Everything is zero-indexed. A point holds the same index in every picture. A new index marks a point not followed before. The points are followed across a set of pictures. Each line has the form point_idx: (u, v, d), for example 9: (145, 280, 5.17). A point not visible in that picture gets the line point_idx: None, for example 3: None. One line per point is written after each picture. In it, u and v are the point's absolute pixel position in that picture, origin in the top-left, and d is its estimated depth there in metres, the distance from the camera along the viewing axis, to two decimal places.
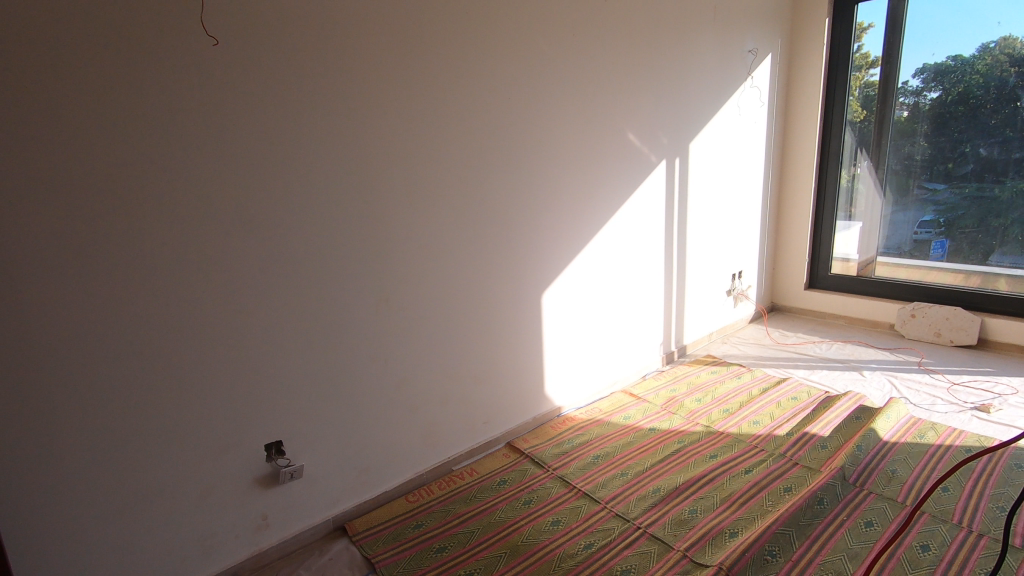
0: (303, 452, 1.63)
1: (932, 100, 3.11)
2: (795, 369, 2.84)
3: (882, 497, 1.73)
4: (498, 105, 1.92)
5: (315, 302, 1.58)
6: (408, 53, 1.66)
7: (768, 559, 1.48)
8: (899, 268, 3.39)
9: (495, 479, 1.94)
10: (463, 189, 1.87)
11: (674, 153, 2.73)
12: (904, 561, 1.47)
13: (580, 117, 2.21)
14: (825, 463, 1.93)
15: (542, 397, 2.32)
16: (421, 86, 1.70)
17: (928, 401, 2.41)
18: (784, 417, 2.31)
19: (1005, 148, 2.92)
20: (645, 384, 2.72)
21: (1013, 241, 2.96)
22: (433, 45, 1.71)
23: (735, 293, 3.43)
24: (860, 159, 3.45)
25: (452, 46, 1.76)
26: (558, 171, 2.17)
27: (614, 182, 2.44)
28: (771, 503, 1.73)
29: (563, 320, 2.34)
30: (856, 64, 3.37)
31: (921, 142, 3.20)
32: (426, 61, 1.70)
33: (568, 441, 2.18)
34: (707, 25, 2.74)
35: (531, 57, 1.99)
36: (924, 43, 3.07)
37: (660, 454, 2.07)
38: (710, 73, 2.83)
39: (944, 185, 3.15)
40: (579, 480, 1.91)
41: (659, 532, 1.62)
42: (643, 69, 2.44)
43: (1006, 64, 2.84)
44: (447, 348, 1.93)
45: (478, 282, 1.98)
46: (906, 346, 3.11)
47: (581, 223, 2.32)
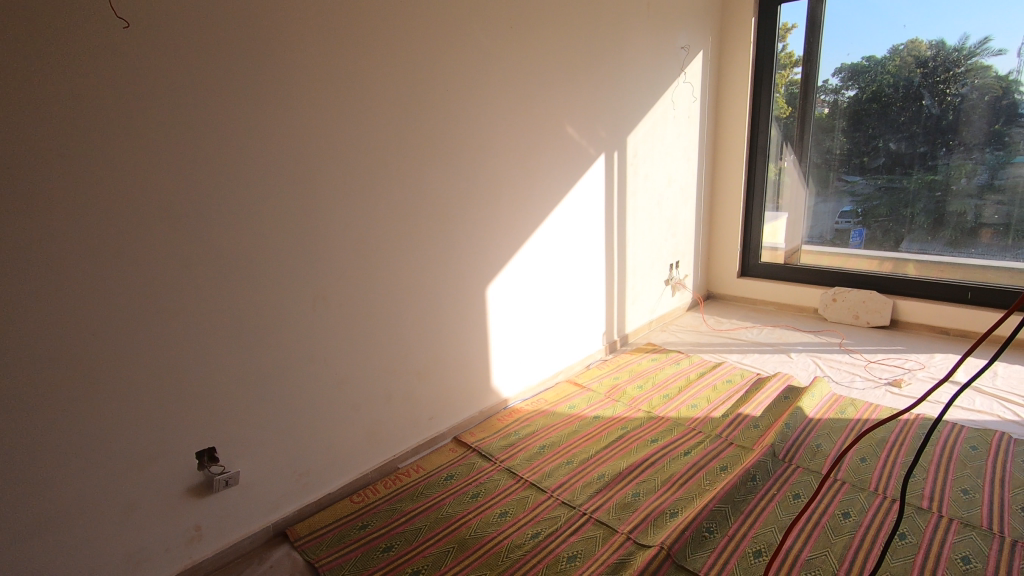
0: (239, 457, 1.56)
1: (849, 98, 3.32)
2: (729, 354, 2.98)
3: (808, 470, 1.84)
4: (436, 97, 1.90)
5: (248, 300, 1.51)
6: (340, 41, 1.61)
7: (706, 536, 1.55)
8: (822, 255, 3.61)
9: (442, 474, 1.93)
10: (402, 183, 1.84)
11: (612, 146, 2.78)
12: (827, 529, 1.57)
13: (519, 111, 2.23)
14: (757, 441, 2.04)
15: (488, 390, 2.32)
16: (355, 76, 1.66)
17: (848, 379, 2.59)
18: (719, 400, 2.42)
19: (912, 143, 3.16)
20: (588, 373, 2.77)
21: (920, 229, 3.22)
22: (367, 35, 1.67)
23: (672, 282, 3.55)
24: (785, 153, 3.64)
25: (387, 34, 1.72)
26: (498, 164, 2.18)
27: (555, 176, 2.47)
28: (709, 482, 1.80)
29: (506, 314, 2.34)
30: (781, 62, 3.54)
31: (839, 137, 3.41)
32: (360, 50, 1.66)
33: (514, 433, 2.19)
34: (641, 21, 2.81)
35: (468, 49, 1.98)
36: (841, 44, 3.28)
37: (603, 440, 2.12)
38: (645, 68, 2.91)
39: (860, 177, 3.38)
40: (526, 471, 1.93)
41: (603, 517, 1.66)
42: (580, 63, 2.48)
43: (913, 65, 3.07)
44: (390, 345, 1.90)
45: (420, 276, 1.96)
46: (828, 329, 3.32)
47: (522, 216, 2.33)
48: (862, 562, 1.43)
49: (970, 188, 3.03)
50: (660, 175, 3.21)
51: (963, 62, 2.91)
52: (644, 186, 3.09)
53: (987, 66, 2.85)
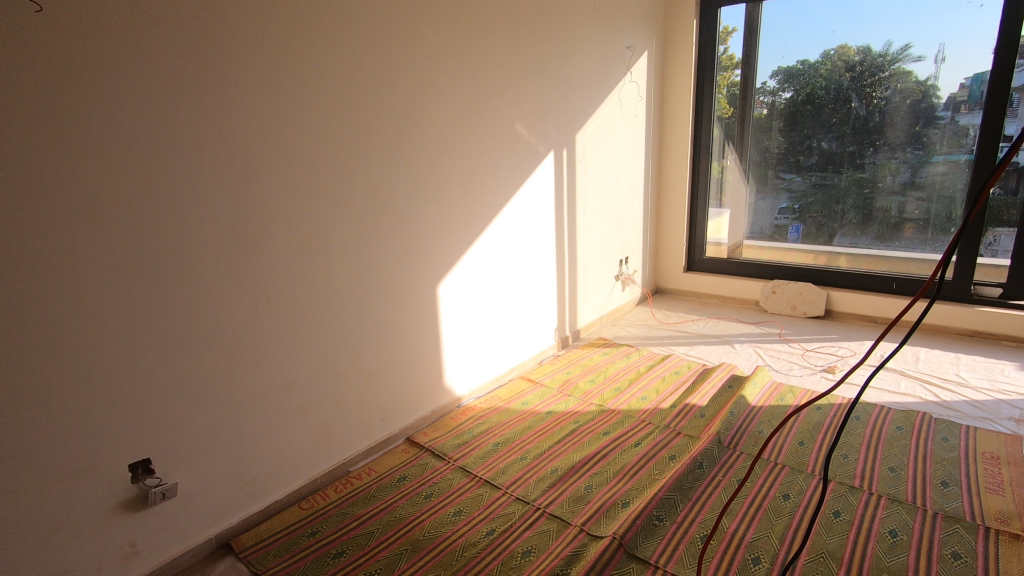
0: (177, 468, 1.48)
1: (785, 99, 3.48)
2: (677, 346, 3.06)
3: (750, 456, 1.92)
4: (382, 92, 1.86)
5: (185, 303, 1.43)
6: (281, 32, 1.55)
7: (656, 524, 1.59)
8: (762, 250, 3.77)
9: (394, 476, 1.90)
10: (349, 180, 1.80)
11: (561, 144, 2.81)
12: (769, 511, 1.64)
13: (468, 108, 2.21)
14: (703, 430, 2.11)
15: (441, 389, 2.30)
16: (297, 69, 1.60)
17: (787, 367, 2.71)
18: (668, 391, 2.48)
19: (842, 143, 3.34)
20: (541, 369, 2.79)
21: (850, 224, 3.41)
22: (310, 27, 1.62)
23: (622, 277, 3.62)
24: (727, 151, 3.77)
25: (330, 27, 1.67)
26: (447, 161, 2.16)
27: (504, 173, 2.46)
28: (658, 472, 1.85)
29: (458, 312, 2.33)
30: (722, 64, 3.66)
31: (777, 136, 3.56)
32: (302, 42, 1.60)
33: (468, 431, 2.18)
34: (588, 22, 2.85)
35: (414, 45, 1.94)
36: (778, 48, 3.43)
37: (556, 435, 2.14)
38: (592, 68, 2.95)
39: (796, 175, 3.55)
40: (479, 469, 1.92)
41: (557, 510, 1.68)
42: (528, 61, 2.49)
43: (843, 69, 3.24)
44: (339, 346, 1.85)
45: (368, 275, 1.92)
46: (768, 320, 3.47)
47: (473, 213, 2.32)
48: (801, 540, 1.51)
49: (894, 185, 3.23)
50: (608, 173, 3.27)
51: (887, 67, 3.10)
52: (593, 184, 3.14)
53: (908, 71, 3.05)
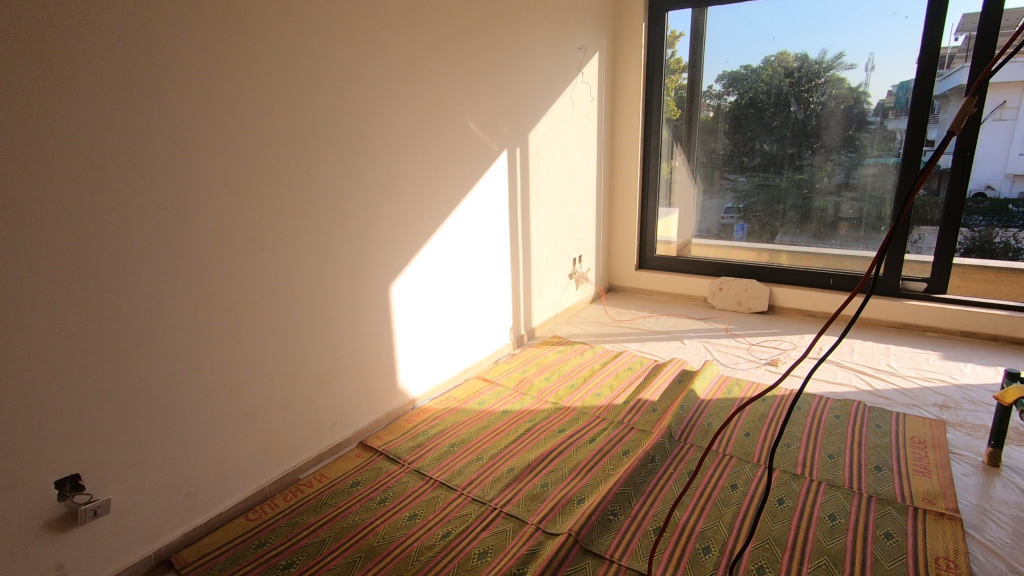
0: (109, 483, 1.39)
1: (730, 102, 3.60)
2: (629, 343, 3.12)
3: (701, 448, 1.97)
4: (330, 88, 1.81)
5: (119, 308, 1.35)
6: (221, 23, 1.47)
7: (611, 519, 1.62)
8: (709, 248, 3.89)
9: (347, 481, 1.85)
10: (296, 178, 1.74)
11: (514, 143, 2.81)
12: (718, 501, 1.69)
13: (419, 105, 2.18)
14: (655, 425, 2.15)
15: (395, 392, 2.26)
16: (239, 63, 1.53)
17: (734, 361, 2.81)
18: (621, 387, 2.53)
19: (783, 145, 3.49)
20: (496, 368, 2.78)
21: (791, 223, 3.57)
22: (252, 19, 1.55)
23: (575, 275, 3.66)
24: (676, 152, 3.88)
25: (273, 19, 1.61)
26: (398, 159, 2.12)
27: (457, 171, 2.45)
28: (612, 467, 1.88)
29: (412, 312, 2.29)
30: (670, 68, 3.75)
31: (722, 138, 3.69)
32: (243, 34, 1.53)
33: (423, 433, 2.15)
34: (539, 22, 2.87)
35: (363, 41, 1.90)
36: (722, 53, 3.54)
37: (512, 434, 2.14)
38: (544, 67, 2.97)
39: (740, 176, 3.68)
40: (435, 471, 1.90)
41: (514, 510, 1.68)
42: (480, 60, 2.48)
43: (783, 75, 3.39)
44: (287, 349, 1.79)
45: (317, 276, 1.86)
46: (716, 315, 3.58)
47: (426, 212, 2.29)
48: (748, 528, 1.56)
49: (831, 186, 3.40)
50: (561, 172, 3.30)
51: (823, 74, 3.26)
52: (546, 183, 3.16)
53: (842, 78, 3.21)
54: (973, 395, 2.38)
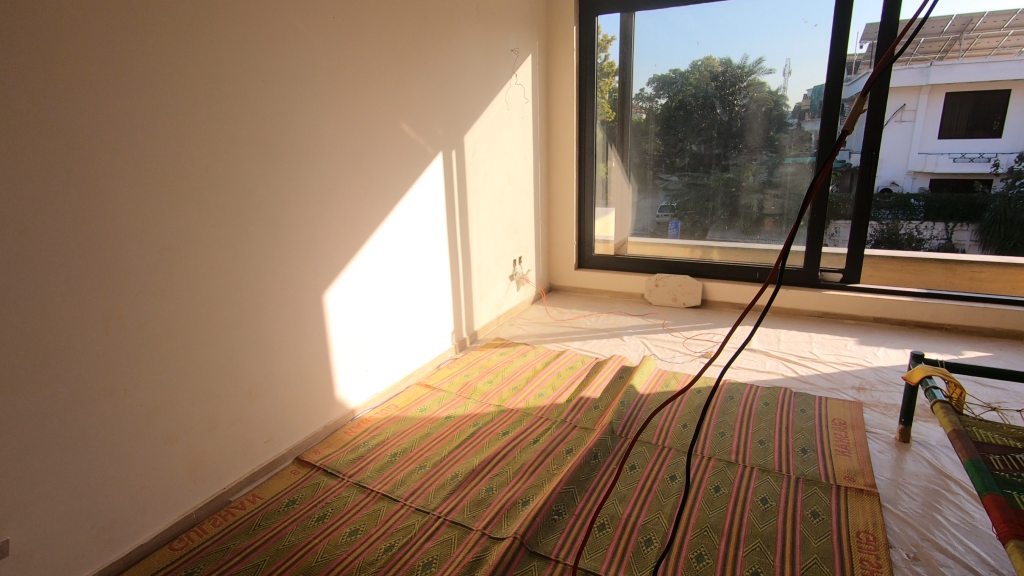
0: (10, 522, 1.26)
1: (661, 105, 3.71)
2: (571, 341, 3.16)
3: (641, 442, 2.02)
4: (252, 90, 1.72)
5: (14, 330, 1.22)
6: (130, 19, 1.37)
7: (556, 518, 1.62)
8: (645, 246, 4.01)
9: (282, 500, 1.76)
10: (218, 184, 1.64)
11: (449, 145, 2.79)
12: (658, 492, 1.73)
13: (349, 108, 2.12)
14: (597, 421, 2.18)
15: (333, 403, 2.18)
16: (152, 62, 1.43)
17: (671, 355, 2.90)
18: (563, 386, 2.55)
19: (710, 146, 3.64)
20: (438, 373, 2.75)
21: (720, 220, 3.73)
22: (165, 17, 1.45)
23: (516, 277, 3.67)
24: (611, 154, 3.96)
25: (189, 17, 1.51)
26: (328, 162, 2.05)
27: (391, 174, 2.39)
28: (556, 466, 1.89)
29: (348, 320, 2.22)
30: (603, 71, 3.83)
31: (654, 140, 3.80)
32: (156, 32, 1.43)
33: (363, 444, 2.09)
34: (471, 24, 2.86)
35: (284, 40, 1.82)
36: (652, 56, 3.65)
37: (456, 440, 2.11)
38: (478, 69, 2.96)
39: (671, 176, 3.81)
40: (376, 483, 1.85)
41: (458, 517, 1.65)
42: (411, 62, 2.44)
43: (709, 79, 3.53)
44: (213, 365, 1.69)
45: (243, 285, 1.77)
46: (653, 311, 3.68)
47: (359, 216, 2.23)
48: (687, 518, 1.61)
49: (755, 184, 3.57)
50: (498, 174, 3.30)
51: (745, 77, 3.42)
52: (483, 185, 3.15)
53: (762, 82, 3.38)
54: (886, 376, 2.56)
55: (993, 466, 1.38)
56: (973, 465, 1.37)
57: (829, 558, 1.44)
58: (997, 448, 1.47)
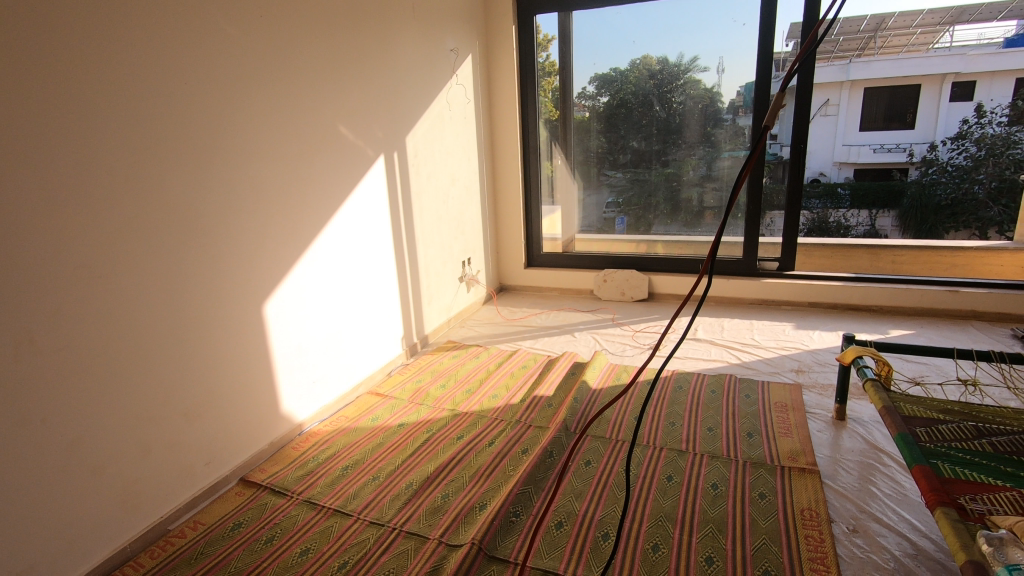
0: None
1: (603, 103, 3.77)
2: (523, 340, 3.17)
3: (595, 437, 2.04)
4: (176, 94, 1.63)
5: None
6: (37, 20, 1.26)
7: (514, 520, 1.61)
8: (592, 242, 4.07)
9: (226, 525, 1.67)
10: (141, 195, 1.54)
11: (390, 147, 2.73)
12: (613, 486, 1.75)
13: (281, 111, 2.04)
14: (552, 420, 2.19)
15: (277, 418, 2.09)
16: (63, 67, 1.32)
17: (621, 348, 2.95)
18: (517, 386, 2.55)
19: (651, 142, 3.73)
20: (389, 381, 2.69)
21: (663, 215, 3.82)
22: (76, 17, 1.34)
23: (465, 278, 3.64)
24: (555, 152, 3.99)
25: (103, 17, 1.41)
26: (261, 168, 1.97)
27: (330, 179, 2.32)
28: (512, 468, 1.88)
29: (291, 331, 2.14)
30: (544, 70, 3.85)
31: (597, 137, 3.86)
32: (67, 34, 1.33)
33: (312, 459, 2.01)
34: (409, 24, 2.82)
35: (210, 41, 1.73)
36: (592, 55, 3.70)
37: (409, 448, 2.07)
38: (418, 70, 2.93)
39: (615, 172, 3.87)
40: (327, 498, 1.78)
41: (414, 527, 1.61)
42: (346, 62, 2.38)
43: (647, 77, 3.61)
44: (144, 386, 1.58)
45: (175, 300, 1.67)
46: (602, 307, 3.73)
47: (297, 223, 2.15)
48: (643, 510, 1.63)
49: (695, 178, 3.68)
50: (442, 175, 3.26)
51: (681, 75, 3.52)
52: (427, 187, 3.11)
53: (698, 80, 3.49)
54: (821, 358, 2.70)
55: (920, 439, 1.47)
56: (902, 438, 1.45)
57: (776, 538, 1.49)
58: (922, 420, 1.56)
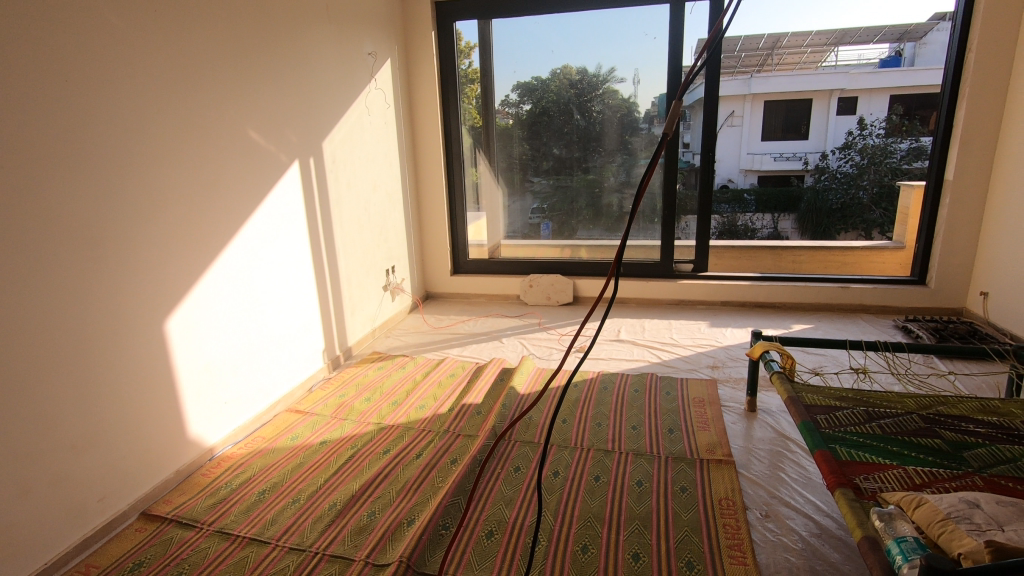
0: None
1: (526, 111, 3.81)
2: (450, 348, 3.13)
3: (524, 442, 2.04)
4: (61, 93, 1.48)
5: None
6: None
7: (443, 533, 1.58)
8: (517, 248, 4.10)
9: (126, 565, 1.52)
10: (17, 203, 1.38)
11: (306, 152, 2.62)
12: (543, 491, 1.76)
13: (184, 113, 1.91)
14: (481, 427, 2.17)
15: (184, 444, 1.94)
16: None
17: (547, 352, 2.99)
18: (445, 395, 2.51)
19: (571, 149, 3.82)
20: (310, 397, 2.56)
21: (585, 220, 3.93)
22: None
23: (389, 287, 3.55)
24: (478, 159, 3.99)
25: None
26: (160, 173, 1.82)
27: (239, 186, 2.19)
28: (441, 479, 1.85)
29: (198, 348, 1.98)
30: (466, 77, 3.84)
31: (520, 144, 3.90)
32: None
33: (225, 486, 1.88)
34: (324, 27, 2.74)
35: (101, 36, 1.59)
36: (514, 64, 3.74)
37: (332, 466, 1.97)
38: (335, 75, 2.85)
39: (539, 178, 3.93)
40: (242, 526, 1.66)
41: (338, 550, 1.54)
42: (256, 64, 2.26)
43: (568, 86, 3.69)
44: (22, 417, 1.41)
45: (60, 320, 1.50)
46: (529, 312, 3.76)
47: (203, 232, 2.01)
48: (572, 512, 1.65)
49: (615, 184, 3.82)
50: (362, 183, 3.17)
51: (600, 85, 3.63)
52: (347, 195, 3.01)
53: (615, 90, 3.62)
54: (733, 354, 2.87)
55: (820, 425, 1.59)
56: (805, 426, 1.56)
57: (697, 529, 1.55)
58: (822, 408, 1.69)
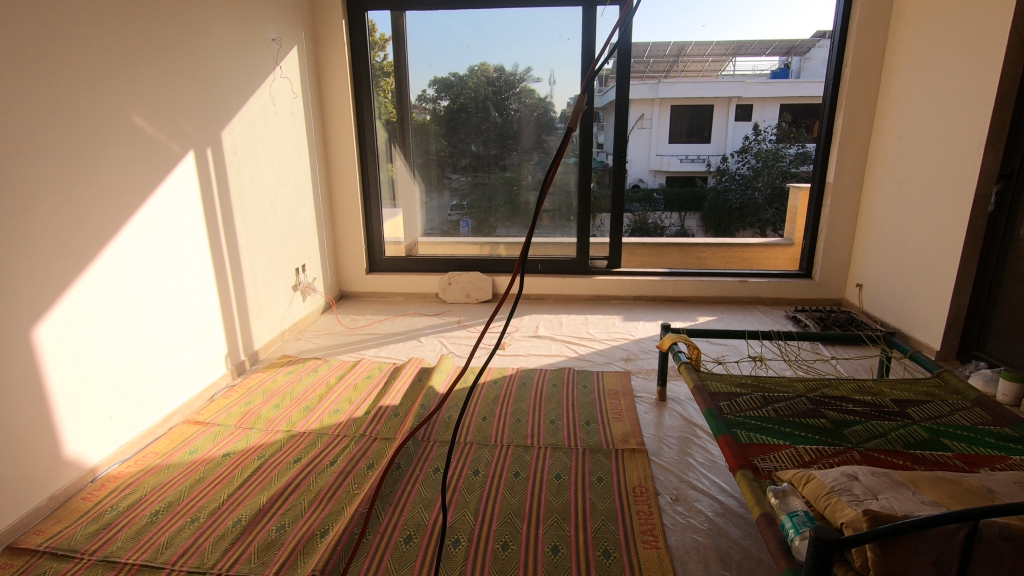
0: None
1: (443, 107, 3.75)
2: (366, 350, 3.03)
3: (443, 442, 2.01)
4: None
5: None
6: None
7: (359, 541, 1.52)
8: (435, 245, 4.04)
9: None
10: None
11: (202, 143, 2.43)
12: (462, 490, 1.74)
13: (56, 94, 1.70)
14: (398, 430, 2.11)
15: (59, 465, 1.73)
16: None
17: (467, 350, 2.98)
18: (361, 398, 2.42)
19: (488, 146, 3.82)
20: (211, 406, 2.37)
21: (503, 217, 3.94)
22: None
23: (299, 287, 3.38)
24: (393, 154, 3.89)
25: None
26: (27, 159, 1.61)
27: (124, 177, 1.99)
28: (357, 486, 1.78)
29: (75, 358, 1.77)
30: (380, 71, 3.73)
31: (437, 140, 3.84)
32: None
33: (110, 510, 1.69)
34: (223, 10, 2.55)
35: None
36: (430, 58, 3.66)
37: (236, 480, 1.84)
38: (235, 62, 2.66)
39: (456, 175, 3.89)
40: (131, 552, 1.50)
41: (243, 569, 1.44)
42: (143, 45, 2.07)
43: (485, 83, 3.68)
44: None
45: None
46: (448, 310, 3.72)
47: (79, 227, 1.80)
48: (491, 509, 1.65)
49: (533, 182, 3.87)
50: (268, 177, 2.98)
51: (517, 84, 3.65)
52: (251, 190, 2.83)
53: (531, 89, 3.65)
54: (645, 346, 2.99)
55: (723, 411, 1.69)
56: (710, 413, 1.65)
57: (613, 517, 1.60)
58: (724, 395, 1.80)
